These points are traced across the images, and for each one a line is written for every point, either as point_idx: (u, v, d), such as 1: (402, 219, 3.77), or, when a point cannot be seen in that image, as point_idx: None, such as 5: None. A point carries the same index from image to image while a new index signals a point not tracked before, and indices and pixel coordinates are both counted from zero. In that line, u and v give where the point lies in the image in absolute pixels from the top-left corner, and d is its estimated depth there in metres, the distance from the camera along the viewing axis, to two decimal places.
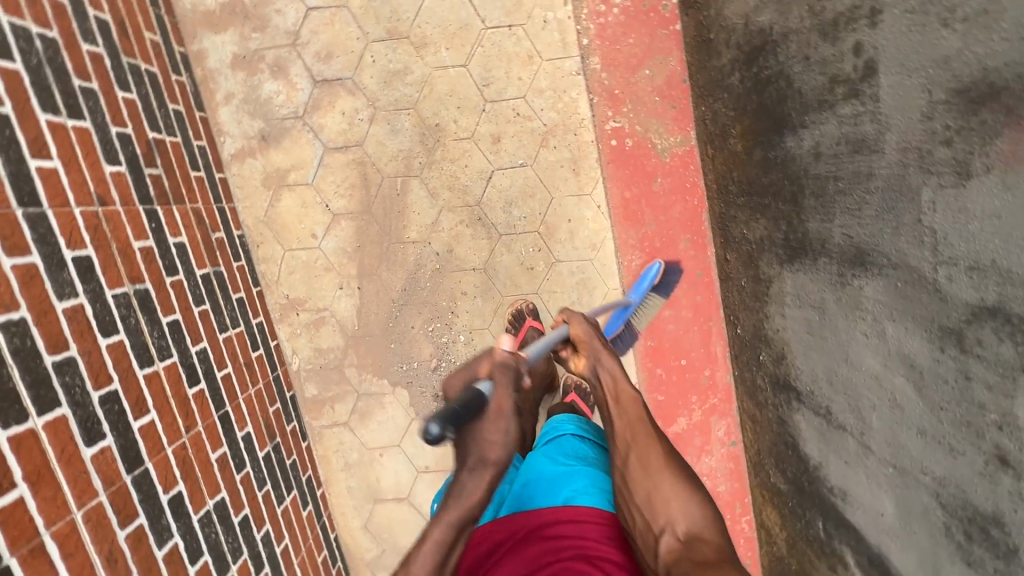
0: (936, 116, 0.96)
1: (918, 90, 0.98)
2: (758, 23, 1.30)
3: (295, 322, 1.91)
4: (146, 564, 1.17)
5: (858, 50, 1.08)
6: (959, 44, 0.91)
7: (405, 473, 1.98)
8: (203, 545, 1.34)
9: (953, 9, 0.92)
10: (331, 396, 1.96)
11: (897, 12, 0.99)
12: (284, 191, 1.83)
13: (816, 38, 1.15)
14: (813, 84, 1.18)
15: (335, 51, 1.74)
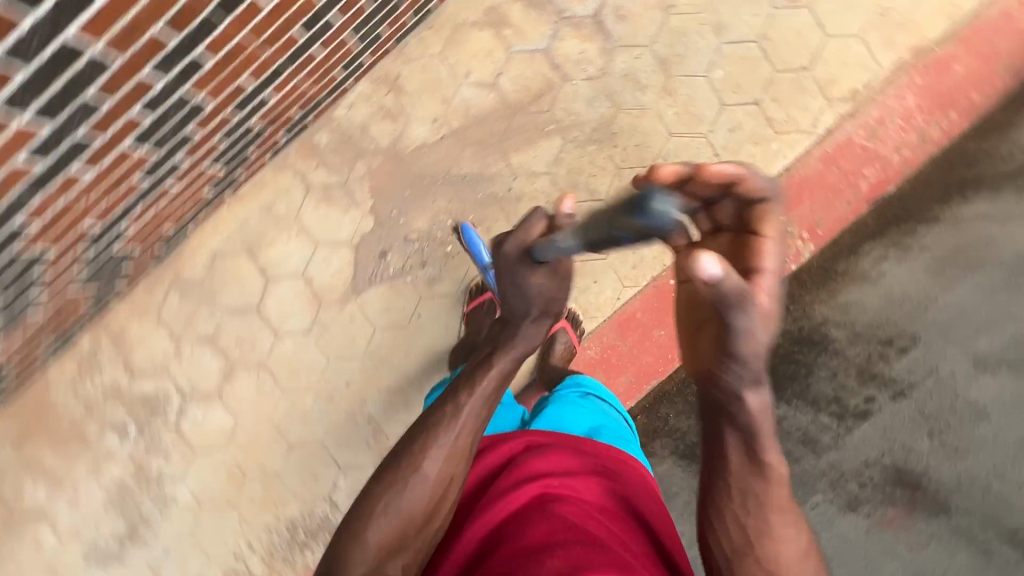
0: (870, 472, 1.64)
1: (873, 454, 1.65)
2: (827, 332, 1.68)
3: (379, 95, 1.90)
4: (130, 65, 1.15)
5: (867, 401, 1.67)
6: (929, 456, 1.62)
7: (292, 267, 1.93)
8: (163, 107, 1.31)
9: (941, 433, 1.62)
10: (326, 161, 1.91)
11: (908, 407, 1.64)
12: (492, 32, 1.88)
13: (852, 374, 1.68)
14: (825, 392, 1.70)
15: (629, 18, 1.86)
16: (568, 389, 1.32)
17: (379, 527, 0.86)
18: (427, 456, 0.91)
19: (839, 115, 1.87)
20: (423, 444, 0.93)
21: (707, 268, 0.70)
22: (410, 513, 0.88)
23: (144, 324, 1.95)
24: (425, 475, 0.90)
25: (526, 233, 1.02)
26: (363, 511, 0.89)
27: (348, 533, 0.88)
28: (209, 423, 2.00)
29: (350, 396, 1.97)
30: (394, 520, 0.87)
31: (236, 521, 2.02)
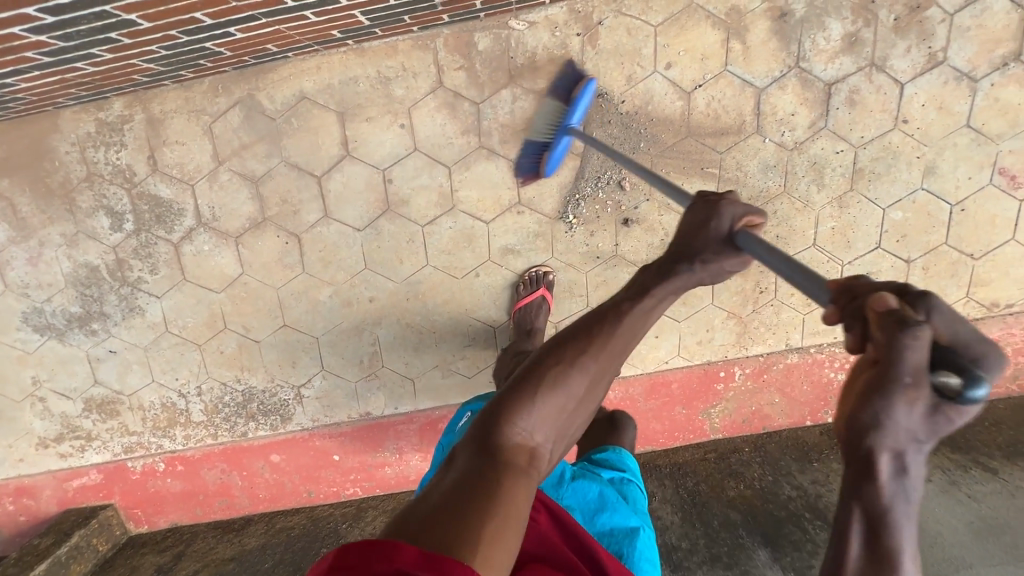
0: None
1: None
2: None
3: (567, 30, 1.57)
4: None
5: None
6: None
7: (374, 154, 1.68)
8: None
9: None
10: (472, 67, 1.60)
11: None
12: (720, 36, 1.56)
13: None
14: None
15: (859, 108, 1.61)
16: (608, 469, 1.28)
17: (543, 407, 0.70)
18: (597, 359, 0.72)
19: (964, 314, 1.78)
20: (615, 336, 0.73)
21: (884, 300, 0.53)
22: (566, 407, 0.71)
23: (190, 123, 1.67)
24: (594, 389, 0.73)
25: (736, 204, 0.78)
26: (526, 382, 0.72)
27: (496, 405, 0.71)
28: (211, 260, 1.79)
29: (370, 311, 1.83)
30: (557, 404, 0.71)
31: (196, 362, 1.90)
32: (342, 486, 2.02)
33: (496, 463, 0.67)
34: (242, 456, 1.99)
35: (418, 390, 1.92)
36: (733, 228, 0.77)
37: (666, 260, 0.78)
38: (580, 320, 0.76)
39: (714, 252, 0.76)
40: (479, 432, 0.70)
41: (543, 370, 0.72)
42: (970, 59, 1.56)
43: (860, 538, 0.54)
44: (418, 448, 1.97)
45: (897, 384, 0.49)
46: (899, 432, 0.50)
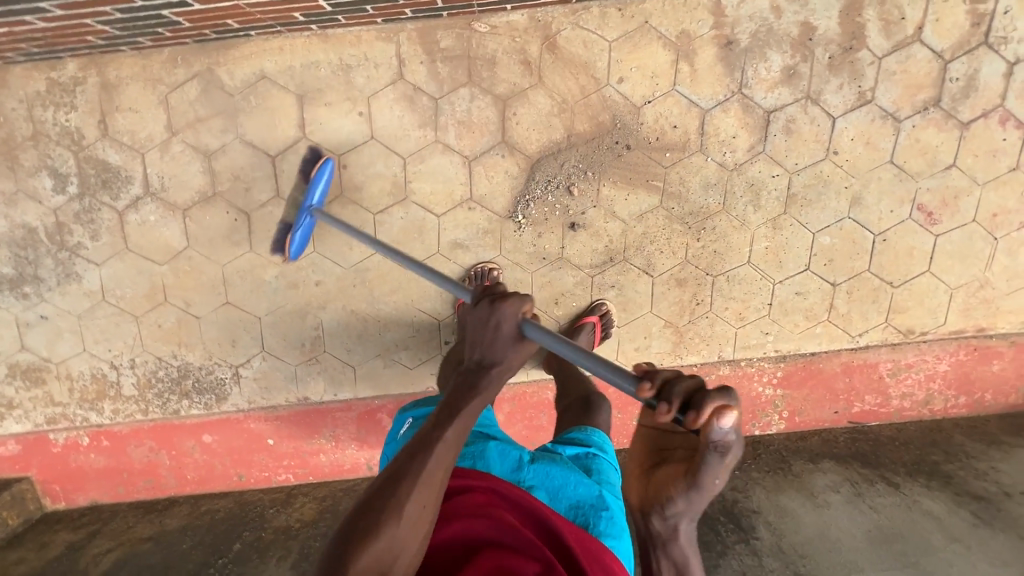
0: None
1: None
2: (755, 523, 1.72)
3: (526, 37, 1.64)
4: None
5: None
6: None
7: (331, 139, 1.70)
8: None
9: None
10: (433, 63, 1.65)
11: None
12: (670, 56, 1.65)
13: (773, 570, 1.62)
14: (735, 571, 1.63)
15: (795, 136, 1.72)
16: (572, 446, 1.33)
17: (371, 548, 0.85)
18: (415, 491, 0.90)
19: (883, 339, 1.90)
20: (423, 468, 0.92)
21: (722, 414, 0.80)
22: (394, 542, 0.87)
23: (145, 91, 1.66)
24: (418, 526, 0.90)
25: (511, 308, 0.97)
26: (365, 509, 0.89)
27: (335, 556, 0.86)
28: (156, 231, 1.77)
29: (315, 295, 1.83)
30: (383, 541, 0.86)
31: (132, 334, 1.87)
32: (272, 472, 1.99)
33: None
34: (172, 434, 1.95)
35: (358, 378, 1.92)
36: (518, 322, 0.98)
37: (471, 371, 1.00)
38: (397, 463, 0.94)
39: (511, 349, 0.98)
40: (324, 570, 0.85)
41: (368, 516, 0.88)
42: (895, 101, 1.69)
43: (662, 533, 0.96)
44: (354, 437, 1.97)
45: (709, 459, 0.84)
46: (704, 492, 0.88)
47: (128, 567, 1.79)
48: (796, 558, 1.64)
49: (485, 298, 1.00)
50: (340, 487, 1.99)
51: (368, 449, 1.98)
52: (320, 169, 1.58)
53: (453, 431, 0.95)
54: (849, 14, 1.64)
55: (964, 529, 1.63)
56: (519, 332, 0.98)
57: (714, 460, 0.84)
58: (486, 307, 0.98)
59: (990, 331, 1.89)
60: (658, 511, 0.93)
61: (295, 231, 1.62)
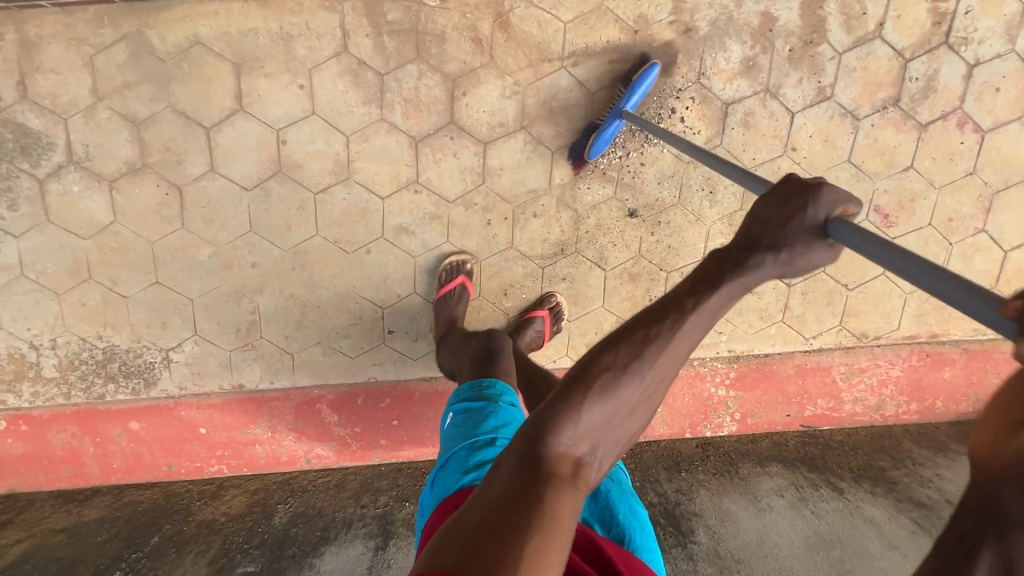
0: None
1: None
2: (695, 527, 1.71)
3: (478, 13, 1.57)
4: None
5: None
6: None
7: (271, 112, 1.61)
8: None
9: None
10: (379, 35, 1.57)
11: None
12: (627, 42, 1.60)
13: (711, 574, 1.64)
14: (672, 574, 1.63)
15: (753, 130, 1.67)
16: None
17: (596, 415, 0.74)
18: (653, 367, 0.76)
19: (836, 342, 1.87)
20: (685, 328, 0.76)
21: None
22: (618, 412, 0.75)
23: (68, 52, 1.56)
24: (652, 387, 0.76)
25: (830, 192, 0.76)
26: (580, 379, 0.76)
27: (548, 408, 0.75)
28: (79, 203, 1.66)
29: (251, 277, 1.74)
30: (610, 411, 0.75)
31: (52, 313, 1.75)
32: (203, 462, 1.89)
33: (543, 470, 0.73)
34: (96, 420, 1.84)
35: (296, 366, 1.83)
36: (829, 215, 0.77)
37: (744, 247, 0.78)
38: (648, 313, 0.78)
39: (802, 239, 0.76)
40: (524, 444, 0.75)
41: (595, 375, 0.76)
42: (854, 99, 1.66)
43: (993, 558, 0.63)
44: (291, 428, 1.88)
45: None
46: None
47: (33, 561, 1.70)
48: (732, 563, 1.65)
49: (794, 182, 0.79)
50: (275, 480, 1.91)
51: (305, 440, 1.89)
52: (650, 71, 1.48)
53: (700, 318, 0.76)
54: (811, 6, 1.60)
55: (902, 537, 1.69)
56: (824, 231, 0.77)
57: None
58: (795, 186, 0.78)
59: (943, 337, 1.87)
60: (1000, 474, 0.64)
61: (601, 135, 1.53)
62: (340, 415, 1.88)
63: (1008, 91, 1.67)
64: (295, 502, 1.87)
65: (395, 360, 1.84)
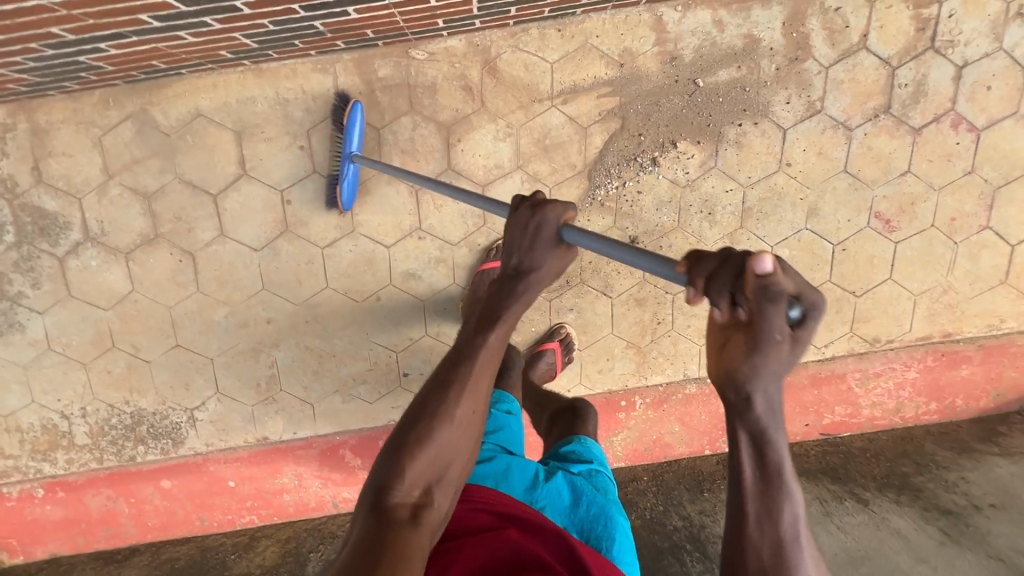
0: None
1: None
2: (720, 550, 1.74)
3: (466, 62, 1.61)
4: None
5: None
6: None
7: (274, 174, 1.66)
8: None
9: None
10: (373, 91, 1.61)
11: None
12: (614, 75, 1.63)
13: None
14: None
15: (746, 150, 1.69)
16: (575, 463, 1.27)
17: (421, 456, 0.84)
18: (463, 400, 0.86)
19: (849, 349, 1.87)
20: (477, 372, 0.87)
21: (762, 262, 0.59)
22: (443, 450, 0.85)
23: (78, 135, 1.62)
24: (465, 422, 0.87)
25: (556, 208, 0.88)
26: (403, 438, 0.86)
27: (381, 463, 0.85)
28: (98, 276, 1.72)
29: (267, 333, 1.79)
30: (434, 448, 0.85)
31: (80, 382, 1.81)
32: (235, 514, 1.94)
33: (385, 522, 0.79)
34: (130, 481, 1.89)
35: (317, 415, 1.88)
36: (560, 224, 0.88)
37: (507, 279, 0.89)
38: (444, 364, 0.89)
39: (549, 254, 0.87)
40: (370, 498, 0.83)
41: (413, 426, 0.86)
42: (845, 109, 1.67)
43: (749, 452, 0.70)
44: (318, 475, 1.92)
45: (767, 341, 0.63)
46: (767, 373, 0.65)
47: None
48: None
49: (527, 203, 0.90)
50: (306, 527, 1.95)
51: (332, 486, 1.93)
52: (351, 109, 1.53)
53: (494, 340, 0.88)
54: (793, 24, 1.61)
55: (931, 549, 1.66)
56: (558, 238, 0.88)
57: (785, 333, 0.62)
58: (523, 211, 0.89)
59: (956, 336, 1.86)
60: (722, 392, 0.70)
61: (342, 181, 1.57)
62: (364, 459, 1.91)
63: (1000, 88, 1.67)
64: (327, 549, 1.91)
65: None
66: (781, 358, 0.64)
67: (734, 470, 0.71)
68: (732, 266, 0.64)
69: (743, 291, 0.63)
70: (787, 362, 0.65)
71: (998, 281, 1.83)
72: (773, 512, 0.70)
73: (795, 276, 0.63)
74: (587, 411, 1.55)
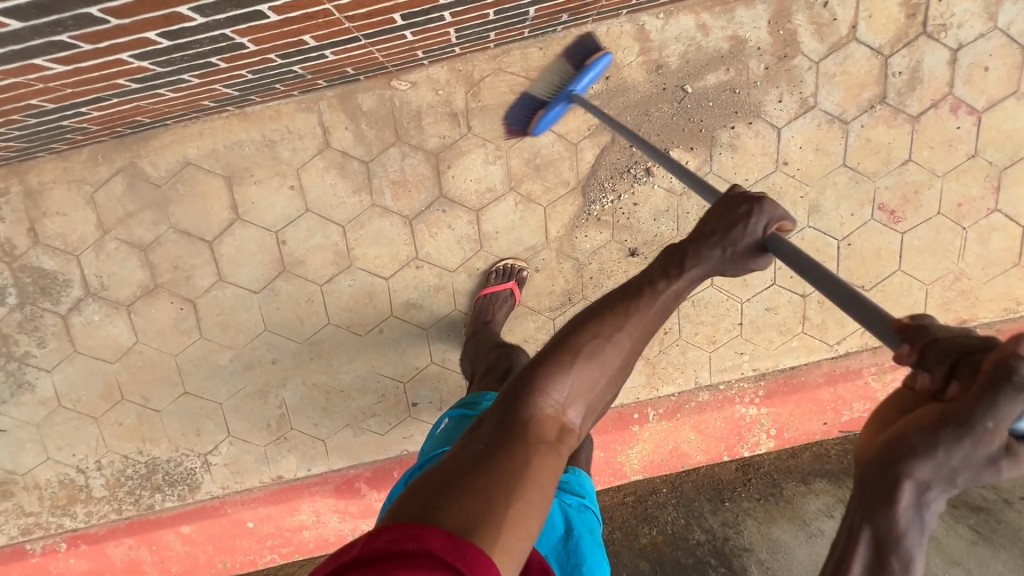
0: None
1: None
2: (746, 564, 1.68)
3: (449, 88, 1.59)
4: (179, 16, 0.91)
5: None
6: None
7: (266, 215, 1.65)
8: (199, 41, 1.02)
9: None
10: (358, 125, 1.60)
11: None
12: (600, 89, 1.60)
13: None
14: None
15: (741, 153, 1.66)
16: (566, 492, 1.23)
17: (578, 375, 0.72)
18: (619, 337, 0.74)
19: (862, 344, 1.83)
20: (655, 314, 0.75)
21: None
22: (592, 384, 0.73)
23: (70, 193, 1.63)
24: (629, 357, 0.75)
25: (776, 208, 0.81)
26: (558, 351, 0.73)
27: (527, 372, 0.72)
28: (102, 330, 1.73)
29: (273, 373, 1.79)
30: (589, 373, 0.72)
31: (93, 436, 1.82)
32: (255, 553, 1.94)
33: (525, 426, 0.69)
34: (150, 530, 1.90)
35: (329, 450, 1.87)
36: (768, 233, 0.82)
37: (698, 242, 0.80)
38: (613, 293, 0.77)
39: (748, 254, 0.80)
40: (506, 404, 0.71)
41: (571, 340, 0.74)
42: (839, 103, 1.63)
43: (866, 555, 0.58)
44: (334, 510, 1.91)
45: (977, 430, 0.53)
46: (941, 466, 0.55)
47: None
48: None
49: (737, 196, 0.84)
50: None
51: (350, 519, 1.92)
52: (598, 61, 1.34)
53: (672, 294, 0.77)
54: (778, 22, 1.58)
55: (963, 550, 1.56)
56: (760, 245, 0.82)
57: (1002, 430, 0.53)
58: (739, 199, 0.82)
59: (972, 322, 1.82)
60: (874, 466, 0.58)
61: (547, 113, 1.40)
62: (380, 490, 1.90)
63: (998, 68, 1.62)
64: None
65: (423, 430, 1.86)
66: (971, 460, 0.54)
67: (838, 563, 0.59)
68: (973, 344, 0.57)
69: (976, 365, 0.55)
70: (977, 467, 0.55)
71: (1011, 263, 1.78)
72: None
73: None
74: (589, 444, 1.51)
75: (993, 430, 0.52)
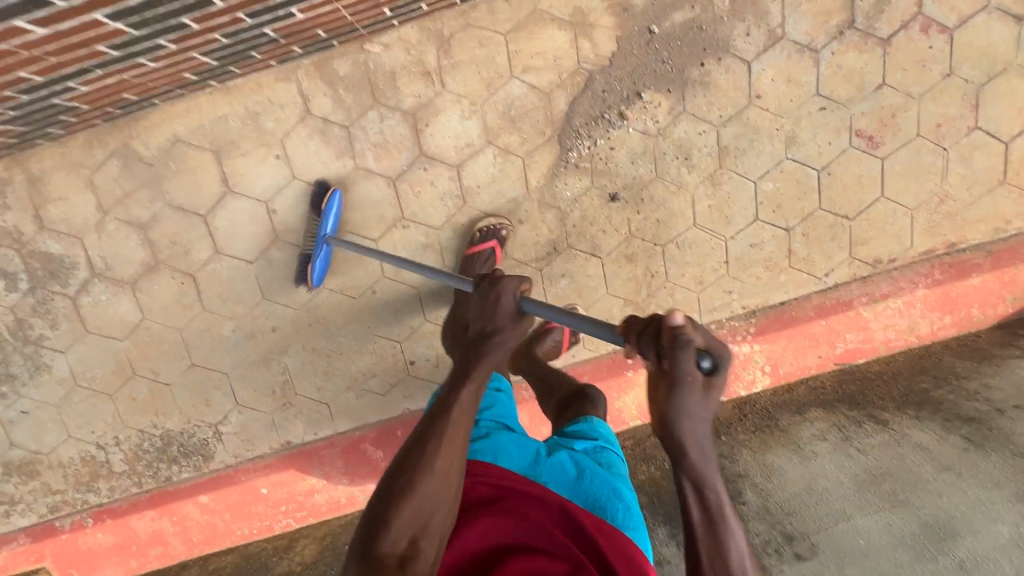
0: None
1: None
2: (742, 488, 1.62)
3: (421, 47, 1.63)
4: None
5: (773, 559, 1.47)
6: None
7: (256, 186, 1.72)
8: None
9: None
10: (336, 91, 1.66)
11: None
12: (569, 36, 1.63)
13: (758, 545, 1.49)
14: None
15: (713, 89, 1.68)
16: (583, 440, 1.27)
17: (404, 510, 0.90)
18: (441, 453, 0.95)
19: (850, 275, 1.84)
20: (449, 433, 0.96)
21: (672, 316, 0.81)
22: (428, 499, 0.92)
23: (70, 178, 1.71)
24: (445, 472, 0.95)
25: (514, 281, 1.03)
26: (393, 482, 0.93)
27: (372, 514, 0.92)
28: (110, 309, 1.81)
29: (274, 341, 1.85)
30: (414, 506, 0.91)
31: (110, 413, 1.90)
32: (273, 518, 2.01)
33: (373, 569, 0.86)
34: (170, 501, 1.97)
35: (334, 414, 1.93)
36: (518, 298, 1.03)
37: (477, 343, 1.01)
38: (428, 415, 0.99)
39: (510, 323, 1.01)
40: (361, 541, 0.90)
41: (401, 473, 0.93)
42: (807, 32, 1.65)
43: (692, 497, 0.83)
44: (344, 472, 1.97)
45: (682, 380, 0.79)
46: (692, 415, 0.81)
47: None
48: (783, 518, 1.51)
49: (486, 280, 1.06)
50: (341, 524, 2.00)
51: (360, 480, 1.98)
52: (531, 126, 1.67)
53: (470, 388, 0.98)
54: None
55: (955, 456, 1.48)
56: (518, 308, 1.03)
57: (695, 374, 0.79)
58: (485, 285, 1.04)
59: (961, 245, 1.82)
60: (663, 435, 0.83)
61: (314, 260, 1.67)
62: (386, 450, 1.96)
63: None
64: None
65: (422, 388, 1.92)
66: (698, 400, 0.80)
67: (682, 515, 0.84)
68: (652, 325, 0.85)
69: (662, 345, 0.82)
70: (702, 402, 0.80)
71: (996, 182, 1.77)
72: (718, 543, 0.81)
73: (702, 333, 0.83)
74: (597, 397, 1.48)
75: (692, 378, 0.79)
